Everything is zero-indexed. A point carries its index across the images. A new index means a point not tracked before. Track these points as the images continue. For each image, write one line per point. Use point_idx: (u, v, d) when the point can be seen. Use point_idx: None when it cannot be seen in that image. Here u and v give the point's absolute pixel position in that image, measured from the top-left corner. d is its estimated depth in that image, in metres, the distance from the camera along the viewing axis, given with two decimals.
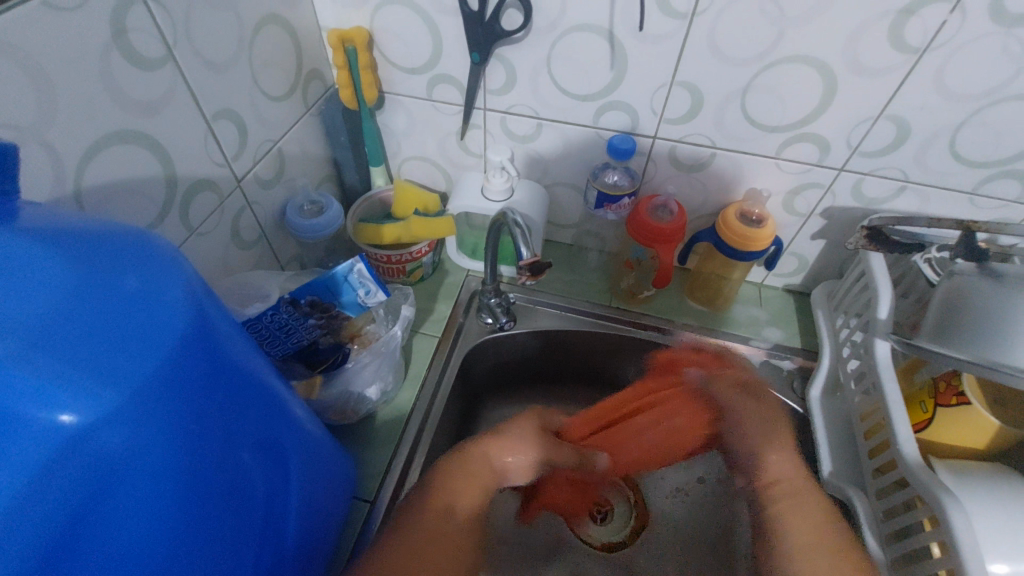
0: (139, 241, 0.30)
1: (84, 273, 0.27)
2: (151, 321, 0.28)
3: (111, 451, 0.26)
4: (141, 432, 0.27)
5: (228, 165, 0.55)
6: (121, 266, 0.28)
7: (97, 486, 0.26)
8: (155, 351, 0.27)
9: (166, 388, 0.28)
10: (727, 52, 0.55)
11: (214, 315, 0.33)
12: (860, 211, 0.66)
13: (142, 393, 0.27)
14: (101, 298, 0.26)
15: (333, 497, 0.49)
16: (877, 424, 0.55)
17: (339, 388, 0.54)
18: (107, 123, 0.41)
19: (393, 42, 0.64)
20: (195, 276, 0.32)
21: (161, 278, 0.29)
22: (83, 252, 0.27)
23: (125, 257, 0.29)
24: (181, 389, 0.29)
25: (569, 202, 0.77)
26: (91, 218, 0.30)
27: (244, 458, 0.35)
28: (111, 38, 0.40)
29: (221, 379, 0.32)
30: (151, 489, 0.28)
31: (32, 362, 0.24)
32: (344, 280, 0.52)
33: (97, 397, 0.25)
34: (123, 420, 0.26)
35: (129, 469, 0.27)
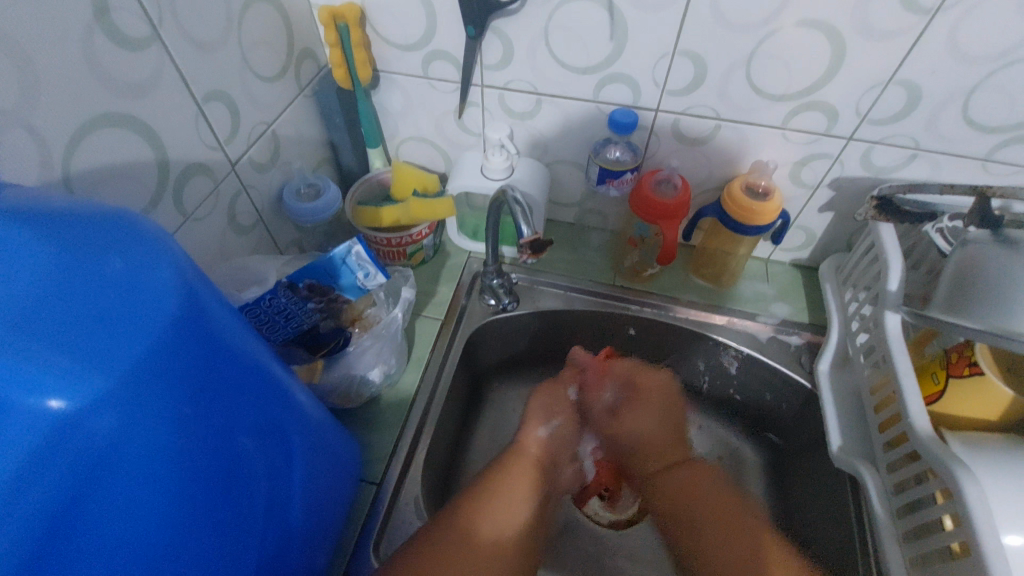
0: (125, 222, 0.29)
1: (66, 256, 0.26)
2: (138, 303, 0.27)
3: (103, 438, 0.26)
4: (133, 417, 0.27)
5: (221, 148, 0.54)
6: (103, 248, 0.27)
7: (91, 473, 0.26)
8: (142, 335, 0.27)
9: (155, 372, 0.27)
10: (731, 19, 0.53)
11: (207, 298, 0.32)
12: (870, 181, 0.65)
13: (130, 377, 0.26)
14: (85, 281, 0.26)
15: (340, 480, 0.49)
16: (887, 397, 0.55)
17: (340, 371, 0.53)
18: (94, 105, 0.40)
19: (385, 18, 0.62)
20: (185, 259, 0.31)
21: (146, 259, 0.28)
22: (62, 232, 0.26)
23: (111, 238, 0.28)
24: (173, 374, 0.28)
25: (571, 180, 0.76)
26: (73, 198, 0.29)
27: (244, 444, 0.34)
28: (93, 17, 0.39)
29: (214, 363, 0.32)
30: (146, 473, 0.28)
31: (19, 349, 0.23)
32: (342, 263, 0.50)
33: (86, 383, 0.25)
34: (114, 405, 0.26)
35: (123, 455, 0.27)
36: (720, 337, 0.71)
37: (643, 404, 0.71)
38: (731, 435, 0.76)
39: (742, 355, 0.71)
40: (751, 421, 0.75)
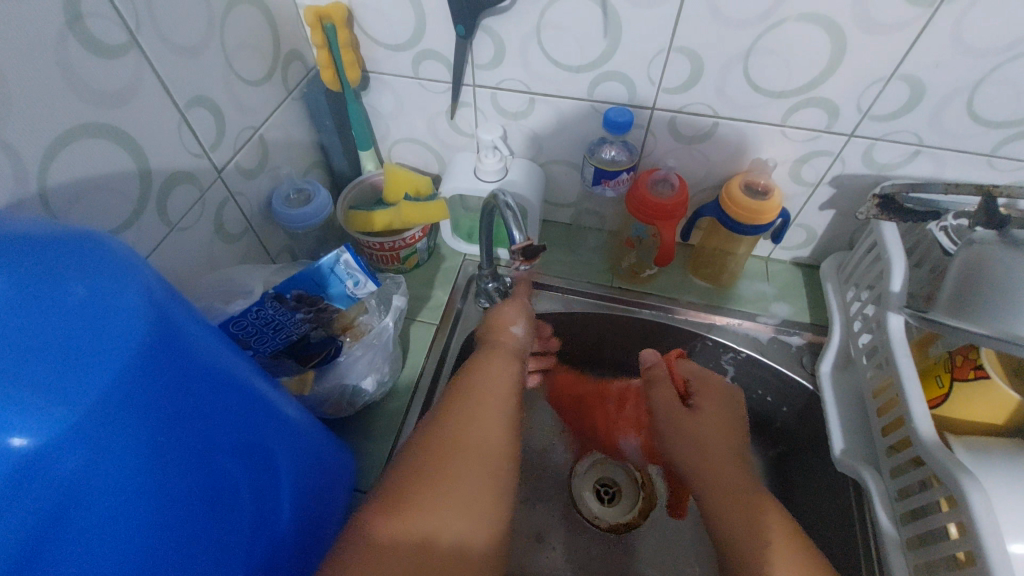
0: (92, 241, 0.28)
1: (25, 284, 0.25)
2: (106, 328, 0.26)
3: (73, 471, 0.25)
4: (104, 447, 0.26)
5: (206, 155, 0.52)
6: (68, 272, 0.26)
7: (63, 507, 0.25)
8: (110, 362, 0.26)
9: (125, 400, 0.26)
10: (727, 15, 0.52)
11: (180, 318, 0.31)
12: (871, 178, 0.63)
13: (98, 407, 0.25)
14: (46, 310, 0.24)
15: (334, 492, 0.49)
16: (890, 400, 0.54)
17: (331, 381, 0.52)
18: (70, 116, 0.39)
19: (373, 18, 0.60)
20: (156, 279, 0.30)
21: (113, 281, 0.27)
22: (25, 257, 0.25)
23: (76, 261, 0.27)
24: (144, 400, 0.27)
25: (566, 180, 0.74)
26: (38, 220, 0.28)
27: (227, 463, 0.33)
28: (66, 24, 0.38)
29: (189, 384, 0.30)
30: (122, 504, 0.27)
31: None
32: (330, 272, 0.51)
33: (51, 417, 0.24)
34: (81, 437, 0.25)
35: (96, 486, 0.26)
36: (719, 338, 0.70)
37: (710, 411, 0.60)
38: None
39: (741, 357, 0.70)
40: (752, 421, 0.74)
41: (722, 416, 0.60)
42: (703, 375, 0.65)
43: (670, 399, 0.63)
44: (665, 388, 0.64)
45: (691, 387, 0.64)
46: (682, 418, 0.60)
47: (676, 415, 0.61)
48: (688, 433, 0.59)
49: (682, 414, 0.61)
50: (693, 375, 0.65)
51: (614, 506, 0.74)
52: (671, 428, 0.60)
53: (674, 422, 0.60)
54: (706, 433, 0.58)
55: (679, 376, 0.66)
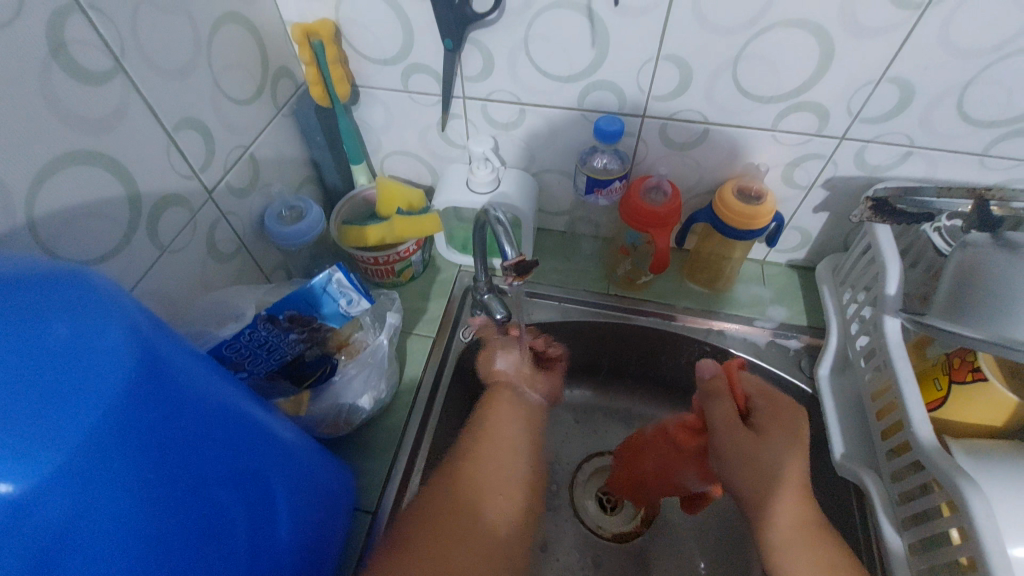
0: (75, 278, 0.29)
1: (8, 327, 0.25)
2: (89, 366, 0.26)
3: (62, 514, 0.25)
4: (93, 488, 0.26)
5: (196, 176, 0.52)
6: (48, 312, 0.26)
7: (54, 553, 0.24)
8: (94, 401, 0.25)
9: (111, 439, 0.26)
10: (715, 22, 0.52)
11: (167, 351, 0.31)
12: (864, 180, 0.63)
13: (86, 448, 0.25)
14: (29, 354, 0.25)
15: (333, 513, 0.48)
16: (888, 403, 0.54)
17: (327, 401, 0.52)
18: (56, 145, 0.39)
19: (361, 33, 0.60)
20: (141, 313, 0.30)
21: (94, 318, 0.27)
22: (10, 300, 0.26)
23: (59, 301, 0.27)
24: (132, 439, 0.27)
25: (559, 189, 0.74)
26: (22, 260, 0.29)
27: (221, 494, 0.33)
28: (49, 53, 0.38)
29: (178, 418, 0.30)
30: (114, 544, 0.26)
31: None
32: (323, 292, 0.48)
33: (36, 460, 0.23)
34: (68, 479, 0.24)
35: (87, 529, 0.25)
36: (718, 344, 0.70)
37: (774, 437, 0.52)
38: None
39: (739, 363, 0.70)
40: None
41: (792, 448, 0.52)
42: (764, 391, 0.57)
43: (728, 416, 0.55)
44: (725, 401, 0.57)
45: (754, 405, 0.56)
46: (750, 453, 0.52)
47: (736, 438, 0.53)
48: (741, 462, 0.52)
49: (746, 440, 0.53)
50: (757, 391, 0.57)
51: (617, 514, 0.72)
52: (737, 455, 0.52)
53: (737, 448, 0.52)
54: (772, 464, 0.51)
55: (740, 391, 0.57)
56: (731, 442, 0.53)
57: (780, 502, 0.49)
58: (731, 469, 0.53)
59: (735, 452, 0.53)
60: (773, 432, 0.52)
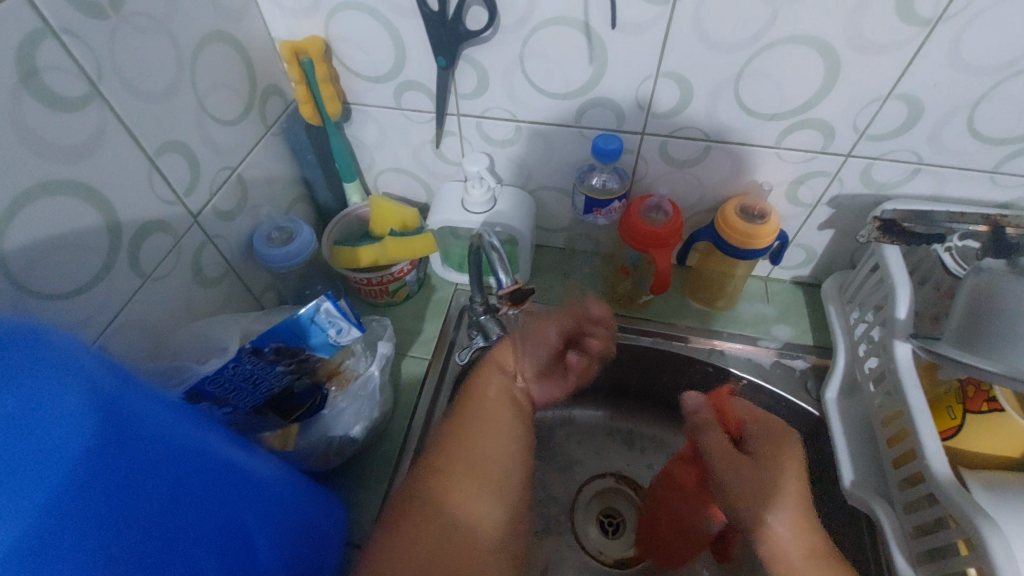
0: (35, 336, 0.26)
1: None
2: (42, 423, 0.24)
3: None
4: (45, 573, 0.23)
5: (180, 201, 0.50)
6: (0, 380, 0.24)
7: None
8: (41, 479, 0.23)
9: (64, 518, 0.24)
10: (715, 38, 0.50)
11: (135, 411, 0.28)
12: (870, 197, 0.61)
13: (35, 532, 0.23)
14: None
15: (320, 553, 0.46)
16: (900, 431, 0.52)
17: (316, 433, 0.50)
18: (25, 175, 0.37)
19: (352, 50, 0.59)
20: (108, 371, 0.28)
21: (43, 374, 0.25)
22: None
23: (13, 366, 0.25)
24: (88, 514, 0.25)
25: (557, 206, 0.72)
26: None
27: (195, 558, 0.30)
28: (19, 80, 0.36)
29: (145, 474, 0.28)
30: None
31: None
32: (311, 322, 0.46)
33: None
34: (15, 569, 0.22)
35: None
36: (720, 363, 0.68)
37: (773, 463, 0.54)
38: None
39: (744, 384, 0.67)
40: None
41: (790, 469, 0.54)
42: (756, 414, 0.59)
43: (724, 446, 0.58)
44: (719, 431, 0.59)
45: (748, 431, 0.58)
46: (766, 482, 0.54)
47: (740, 469, 0.56)
48: (739, 491, 0.55)
49: (748, 469, 0.55)
50: (750, 417, 0.59)
51: (618, 538, 0.71)
52: (740, 488, 0.55)
53: (743, 480, 0.55)
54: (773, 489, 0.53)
55: (734, 417, 0.59)
56: (732, 473, 0.56)
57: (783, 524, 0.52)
58: (739, 503, 0.55)
59: (733, 484, 0.55)
60: (771, 455, 0.55)
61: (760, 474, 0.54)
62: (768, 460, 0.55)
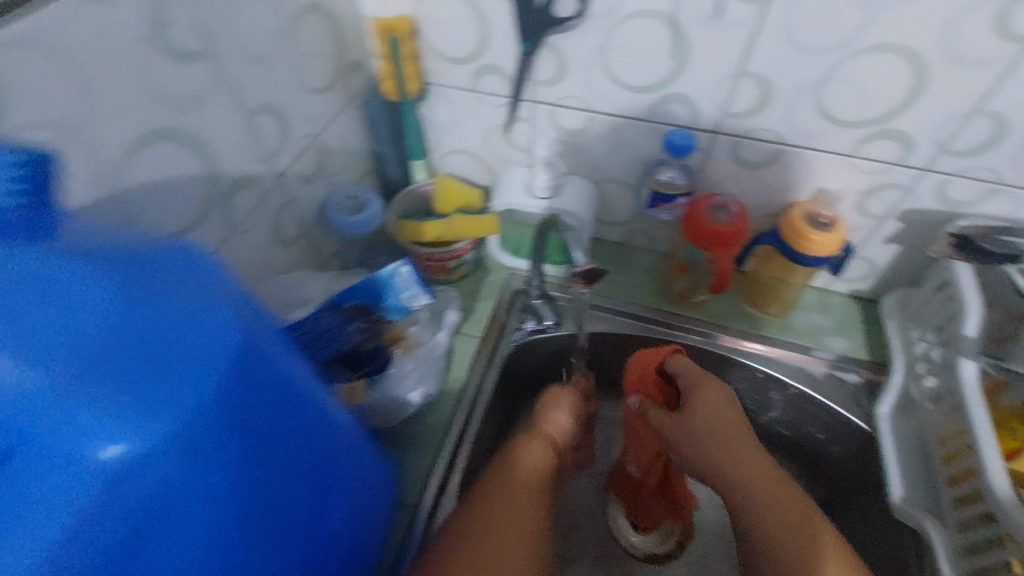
0: (184, 257, 0.28)
1: (132, 301, 0.24)
2: (196, 331, 0.25)
3: (158, 479, 0.25)
4: (188, 461, 0.25)
5: (270, 161, 0.53)
6: (164, 288, 0.26)
7: (144, 514, 0.25)
8: (196, 380, 0.25)
9: (210, 418, 0.26)
10: (804, 41, 0.50)
11: (263, 335, 0.30)
12: (943, 215, 0.60)
13: (186, 425, 0.24)
14: (147, 326, 0.24)
15: (374, 508, 0.46)
16: (959, 449, 0.51)
17: (382, 391, 0.51)
18: (149, 120, 0.39)
19: (437, 30, 0.61)
20: (242, 293, 0.29)
21: (202, 301, 0.26)
22: (131, 271, 0.25)
23: (170, 279, 0.26)
24: (227, 417, 0.27)
25: (618, 199, 0.73)
26: (134, 235, 0.28)
27: (289, 475, 0.32)
28: (154, 32, 0.38)
29: (264, 405, 0.29)
30: (196, 512, 0.27)
31: (79, 397, 0.22)
32: (387, 282, 0.51)
33: (143, 428, 0.23)
34: (168, 450, 0.24)
35: (174, 495, 0.25)
36: (770, 370, 0.68)
37: (707, 417, 0.53)
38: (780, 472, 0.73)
39: (791, 393, 0.68)
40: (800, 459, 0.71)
41: (736, 419, 0.53)
42: (683, 368, 0.58)
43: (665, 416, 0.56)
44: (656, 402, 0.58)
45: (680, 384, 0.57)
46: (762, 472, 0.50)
47: (684, 434, 0.54)
48: (703, 456, 0.52)
49: (686, 426, 0.54)
50: (684, 370, 0.58)
51: (651, 534, 0.71)
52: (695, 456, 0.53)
53: (696, 441, 0.53)
54: (727, 438, 0.52)
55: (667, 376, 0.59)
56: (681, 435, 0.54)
57: (769, 486, 0.49)
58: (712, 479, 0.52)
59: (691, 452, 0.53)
60: (703, 401, 0.54)
61: (707, 429, 0.53)
62: (704, 414, 0.54)
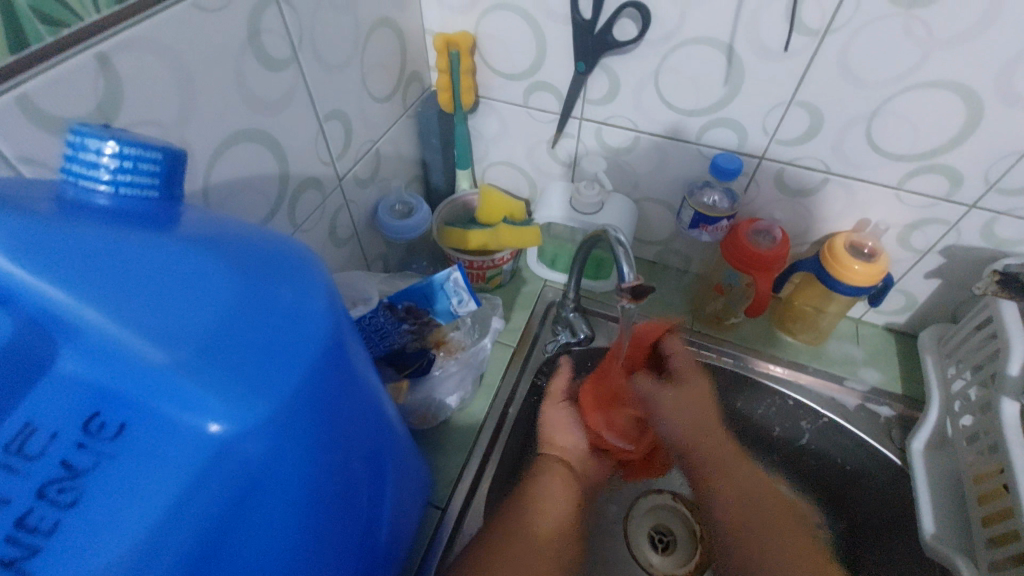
0: (286, 248, 0.28)
1: (244, 283, 0.25)
2: (297, 316, 0.26)
3: (255, 461, 0.25)
4: (283, 445, 0.25)
5: (332, 163, 0.55)
6: (272, 276, 0.26)
7: (240, 495, 0.25)
8: (295, 366, 0.25)
9: (306, 403, 0.26)
10: (859, 75, 0.51)
11: (347, 329, 0.30)
12: (987, 252, 0.60)
13: (284, 408, 0.25)
14: (257, 309, 0.25)
15: (413, 508, 0.46)
16: (995, 489, 0.51)
17: (423, 392, 0.53)
18: (235, 120, 0.42)
19: (496, 47, 0.63)
20: (334, 286, 0.30)
21: (304, 289, 0.27)
22: (240, 255, 0.26)
23: (276, 266, 0.27)
24: (319, 404, 0.27)
25: (657, 219, 0.74)
26: (241, 224, 0.29)
27: (357, 467, 0.32)
28: (247, 39, 0.41)
29: (346, 398, 0.29)
30: (283, 499, 0.26)
31: (192, 374, 0.23)
32: (440, 288, 0.52)
33: (248, 408, 0.24)
34: (267, 433, 0.24)
35: (267, 480, 0.25)
36: (799, 397, 0.68)
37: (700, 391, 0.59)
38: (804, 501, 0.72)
39: (821, 423, 0.68)
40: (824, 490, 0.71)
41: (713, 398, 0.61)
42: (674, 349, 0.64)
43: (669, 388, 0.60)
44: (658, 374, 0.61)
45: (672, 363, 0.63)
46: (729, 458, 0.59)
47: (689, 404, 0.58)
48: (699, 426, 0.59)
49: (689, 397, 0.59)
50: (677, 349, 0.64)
51: (668, 555, 0.71)
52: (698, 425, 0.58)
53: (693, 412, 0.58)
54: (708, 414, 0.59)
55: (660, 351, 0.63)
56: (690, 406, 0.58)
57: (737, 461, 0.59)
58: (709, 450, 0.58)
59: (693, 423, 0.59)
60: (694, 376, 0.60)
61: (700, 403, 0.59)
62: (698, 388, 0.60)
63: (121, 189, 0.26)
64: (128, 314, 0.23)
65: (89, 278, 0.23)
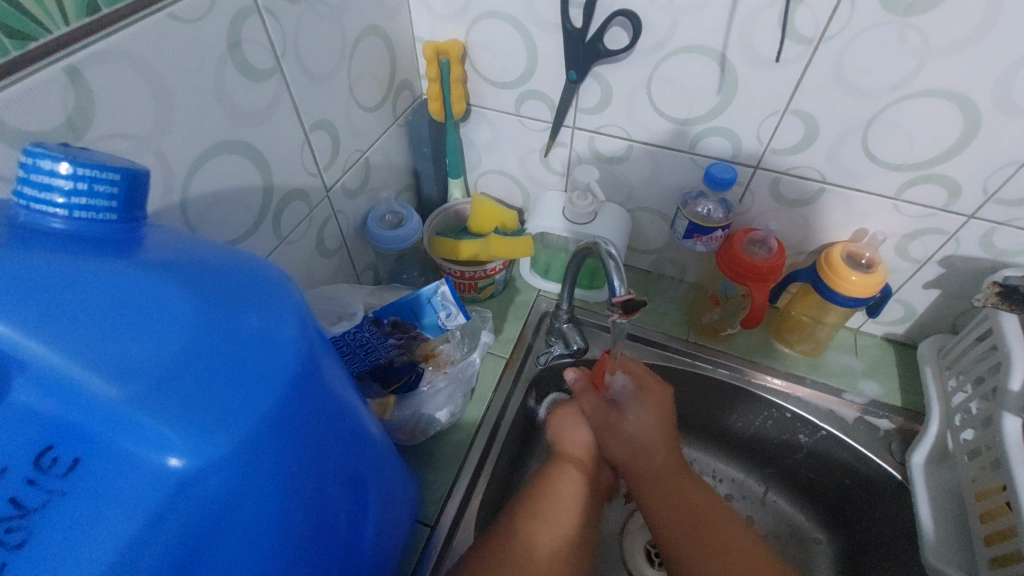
0: (257, 272, 0.28)
1: (208, 309, 0.24)
2: (265, 343, 0.25)
3: (219, 496, 0.23)
4: (250, 477, 0.24)
5: (319, 174, 0.54)
6: (241, 303, 0.25)
7: (204, 533, 0.23)
8: (261, 396, 0.24)
9: (274, 433, 0.25)
10: (853, 83, 0.51)
11: (323, 353, 0.29)
12: (988, 263, 0.59)
13: (247, 439, 0.23)
14: (219, 337, 0.24)
15: (400, 529, 0.45)
16: (997, 508, 0.50)
17: (410, 408, 0.52)
18: (215, 132, 0.41)
19: (486, 56, 0.62)
20: (308, 308, 0.29)
21: (274, 316, 0.26)
22: (204, 280, 0.25)
23: (245, 292, 0.26)
24: (289, 434, 0.26)
25: (652, 228, 0.73)
26: (209, 246, 0.28)
27: (334, 494, 0.31)
28: (227, 50, 0.40)
29: (320, 425, 0.28)
30: (253, 534, 0.25)
31: (148, 408, 0.22)
32: (427, 302, 0.50)
33: (210, 441, 0.23)
34: (230, 467, 0.23)
35: (233, 514, 0.24)
36: (797, 409, 0.67)
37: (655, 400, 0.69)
38: (802, 515, 0.71)
39: (820, 435, 0.66)
40: (823, 503, 0.69)
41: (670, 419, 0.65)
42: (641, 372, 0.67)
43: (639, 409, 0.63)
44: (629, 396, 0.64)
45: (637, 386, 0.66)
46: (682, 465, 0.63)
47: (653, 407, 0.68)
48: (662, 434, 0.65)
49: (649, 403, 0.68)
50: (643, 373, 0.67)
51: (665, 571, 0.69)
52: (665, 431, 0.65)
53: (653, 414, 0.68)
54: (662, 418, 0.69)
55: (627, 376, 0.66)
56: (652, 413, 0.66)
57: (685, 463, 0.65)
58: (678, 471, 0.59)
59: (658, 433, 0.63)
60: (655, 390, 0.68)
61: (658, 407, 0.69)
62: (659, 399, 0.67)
63: (77, 212, 0.25)
64: (84, 345, 0.22)
65: (42, 308, 0.22)
